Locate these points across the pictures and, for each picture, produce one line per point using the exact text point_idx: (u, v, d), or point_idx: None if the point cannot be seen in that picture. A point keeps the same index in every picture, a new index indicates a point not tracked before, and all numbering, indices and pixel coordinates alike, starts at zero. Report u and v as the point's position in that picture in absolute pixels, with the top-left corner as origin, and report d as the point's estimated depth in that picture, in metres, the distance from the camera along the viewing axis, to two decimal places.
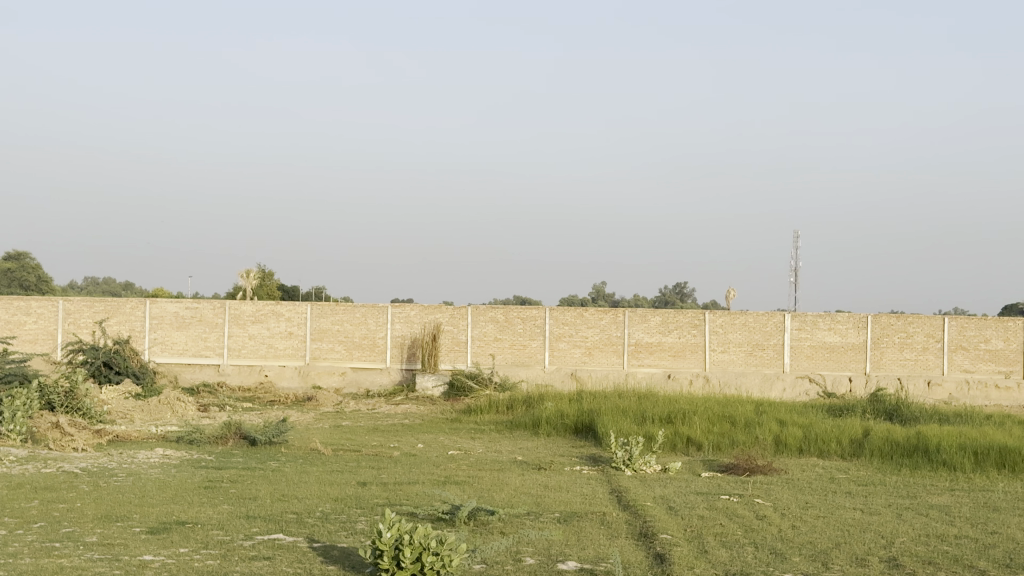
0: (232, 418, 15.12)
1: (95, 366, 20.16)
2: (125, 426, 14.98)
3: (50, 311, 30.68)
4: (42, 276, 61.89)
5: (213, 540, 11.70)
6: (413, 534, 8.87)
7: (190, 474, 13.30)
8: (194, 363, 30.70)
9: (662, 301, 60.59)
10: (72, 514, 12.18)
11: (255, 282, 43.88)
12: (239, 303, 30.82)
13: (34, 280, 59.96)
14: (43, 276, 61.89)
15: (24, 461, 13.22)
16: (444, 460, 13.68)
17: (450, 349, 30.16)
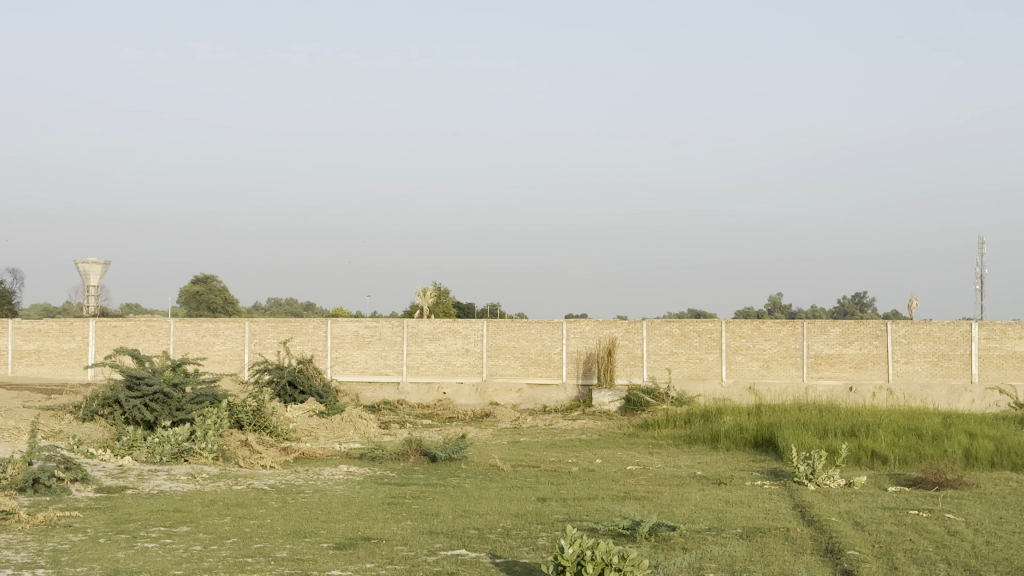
0: (412, 435, 15.39)
1: (280, 386, 20.74)
2: (311, 444, 15.36)
3: (237, 332, 32.13)
4: (229, 300, 64.20)
5: (398, 555, 11.90)
6: (595, 550, 8.92)
7: (374, 490, 13.59)
8: (374, 381, 31.44)
9: (841, 312, 59.55)
10: (263, 529, 12.52)
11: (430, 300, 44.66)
12: (416, 321, 31.46)
13: (222, 302, 62.30)
14: (230, 299, 64.20)
15: (216, 479, 13.69)
16: (622, 475, 13.68)
17: (625, 364, 30.17)
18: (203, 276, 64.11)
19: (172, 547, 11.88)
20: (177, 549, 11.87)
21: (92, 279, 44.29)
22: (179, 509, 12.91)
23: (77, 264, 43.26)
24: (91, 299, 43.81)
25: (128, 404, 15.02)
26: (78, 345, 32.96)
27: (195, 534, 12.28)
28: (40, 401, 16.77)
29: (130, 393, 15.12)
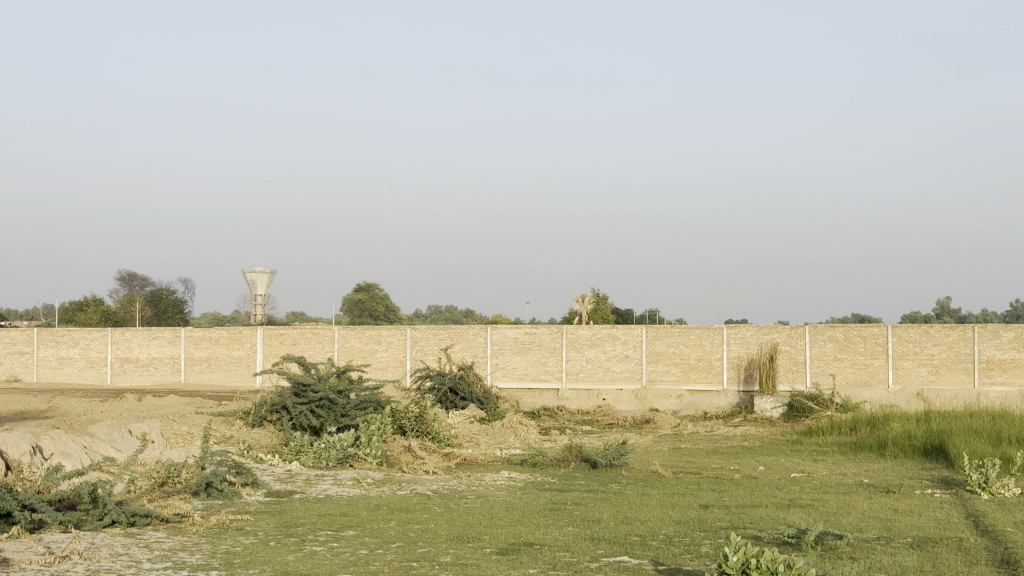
0: (573, 440, 15.44)
1: (442, 392, 21.04)
2: (472, 449, 15.51)
3: (399, 340, 33.22)
4: (392, 308, 65.38)
5: (561, 561, 11.88)
6: (761, 557, 8.77)
7: (535, 496, 13.65)
8: (533, 387, 32.07)
9: (1014, 315, 57.79)
10: (427, 534, 12.64)
11: (588, 306, 44.75)
12: (575, 327, 31.88)
13: (384, 309, 63.53)
14: (392, 307, 65.39)
15: (381, 484, 13.93)
16: (786, 482, 13.52)
17: (788, 370, 29.88)
18: (365, 284, 65.53)
19: (340, 551, 12.08)
20: (344, 552, 12.07)
21: (259, 287, 45.51)
22: (346, 513, 13.15)
23: (244, 273, 44.62)
24: (258, 308, 45.06)
25: (295, 410, 15.45)
26: (247, 352, 36.07)
27: (362, 538, 12.48)
28: (212, 406, 17.32)
29: (297, 399, 15.55)
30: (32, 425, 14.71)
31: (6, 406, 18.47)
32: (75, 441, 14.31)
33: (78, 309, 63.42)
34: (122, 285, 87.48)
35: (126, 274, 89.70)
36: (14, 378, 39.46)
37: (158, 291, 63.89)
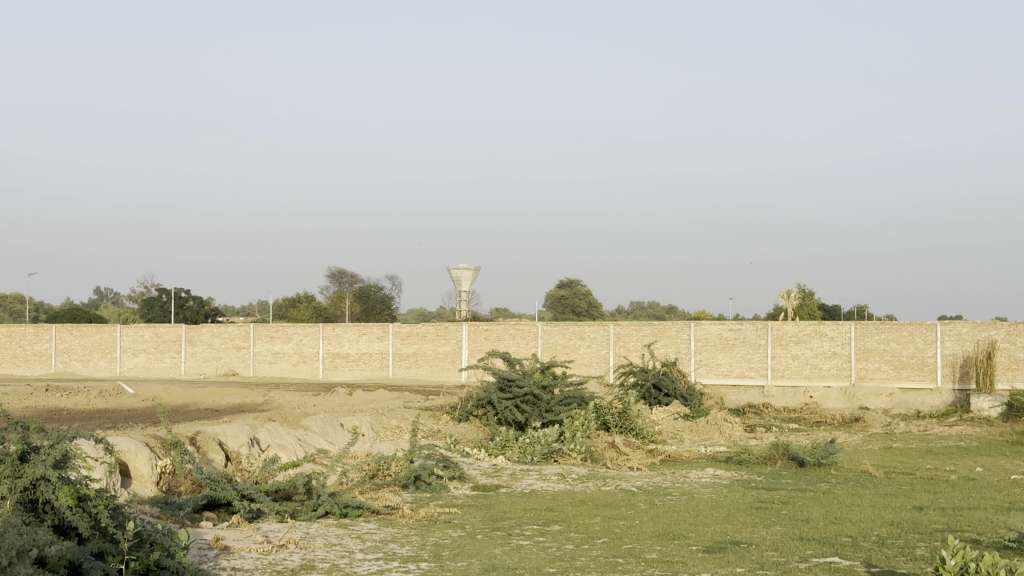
0: (779, 439, 15.24)
1: (645, 388, 21.03)
2: (676, 446, 15.44)
3: (602, 336, 34.63)
4: (595, 304, 65.76)
5: (769, 561, 11.47)
6: (980, 561, 8.40)
7: (741, 494, 13.50)
8: (738, 384, 32.24)
9: None
10: (633, 530, 12.53)
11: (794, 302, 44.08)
12: (781, 323, 31.94)
13: (587, 306, 64.00)
14: (595, 303, 65.77)
15: (586, 479, 13.99)
16: (1006, 484, 13.10)
17: (1007, 367, 28.87)
18: (568, 280, 66.32)
19: (546, 545, 12.06)
20: (551, 547, 12.03)
21: (464, 284, 46.29)
22: (552, 508, 13.20)
23: (448, 269, 45.44)
24: (462, 304, 45.77)
25: (501, 405, 15.68)
26: (453, 346, 37.33)
27: (568, 533, 12.47)
28: (420, 401, 17.64)
29: (502, 394, 15.78)
30: (250, 417, 15.27)
31: (228, 399, 19.19)
32: (290, 434, 14.80)
33: (291, 305, 65.78)
34: (332, 281, 90.37)
35: (335, 272, 92.44)
36: (231, 372, 40.98)
37: (367, 287, 65.76)
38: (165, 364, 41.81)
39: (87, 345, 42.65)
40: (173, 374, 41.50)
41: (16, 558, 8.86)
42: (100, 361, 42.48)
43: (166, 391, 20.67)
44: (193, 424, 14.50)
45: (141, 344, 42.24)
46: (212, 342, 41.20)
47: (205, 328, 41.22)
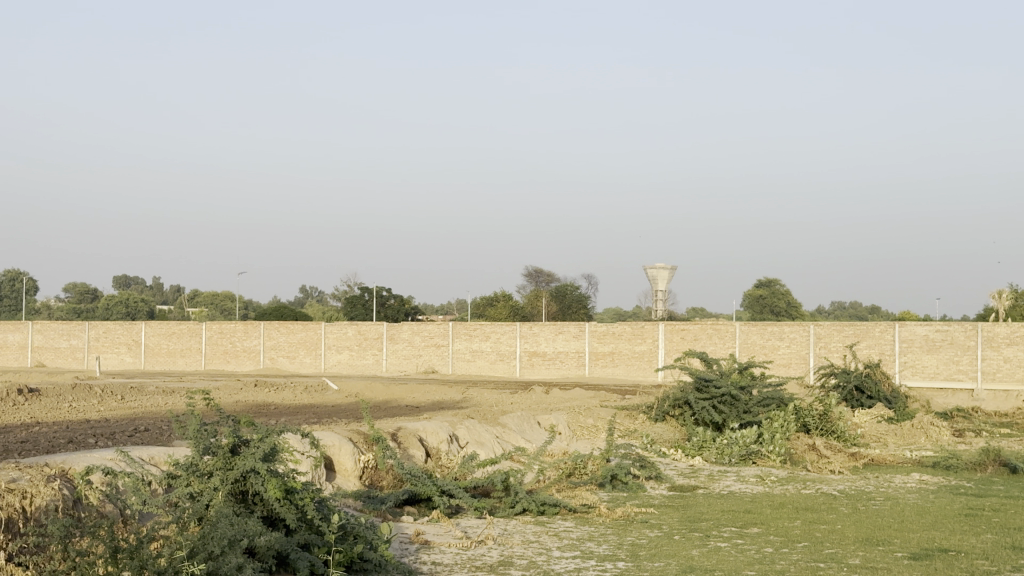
0: (990, 444, 14.73)
1: (848, 390, 20.62)
2: (880, 450, 15.07)
3: (801, 336, 34.81)
4: (794, 303, 64.69)
5: (979, 570, 11.05)
6: None
7: (950, 500, 13.07)
8: (945, 386, 32.08)
9: None
10: (834, 535, 12.23)
11: (1003, 303, 42.56)
12: (993, 326, 31.57)
13: (786, 305, 62.99)
14: (794, 303, 64.71)
15: (785, 482, 13.75)
16: None
17: None
18: (767, 280, 65.45)
19: (744, 548, 11.87)
20: (750, 550, 11.83)
21: (661, 283, 46.07)
22: (750, 510, 13.01)
23: (643, 268, 45.40)
24: (659, 303, 45.61)
25: (698, 405, 15.61)
26: (649, 346, 37.70)
27: (767, 536, 12.25)
28: (616, 400, 17.64)
29: (699, 394, 15.70)
30: (448, 414, 15.50)
31: (429, 396, 19.58)
32: (488, 431, 14.98)
33: (489, 304, 66.69)
34: (529, 281, 91.25)
35: (532, 271, 93.42)
36: (431, 369, 41.73)
37: (564, 287, 66.21)
38: (367, 361, 42.74)
39: (294, 342, 43.81)
40: (375, 371, 42.41)
41: (228, 547, 9.18)
42: (306, 358, 43.60)
43: (369, 388, 21.23)
44: (394, 420, 14.81)
45: (344, 341, 43.24)
46: (413, 340, 42.02)
47: (406, 326, 42.06)
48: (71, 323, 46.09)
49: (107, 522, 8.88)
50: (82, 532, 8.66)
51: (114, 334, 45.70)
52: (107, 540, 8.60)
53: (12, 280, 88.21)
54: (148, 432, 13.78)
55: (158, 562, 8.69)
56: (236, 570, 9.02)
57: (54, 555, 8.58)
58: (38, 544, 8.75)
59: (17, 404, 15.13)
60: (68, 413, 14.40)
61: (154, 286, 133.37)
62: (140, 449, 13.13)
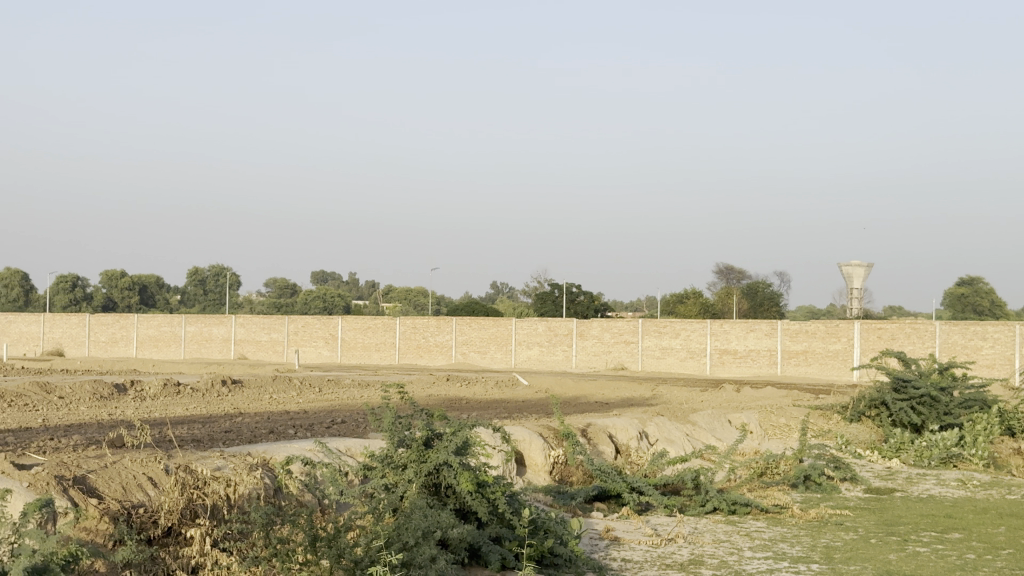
0: None
1: None
2: None
3: (1005, 336, 34.54)
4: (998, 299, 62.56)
5: None
6: None
7: None
8: None
9: None
10: None
11: None
12: None
13: (990, 304, 60.90)
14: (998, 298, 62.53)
15: (988, 487, 13.30)
16: None
17: None
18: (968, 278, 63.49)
19: (946, 554, 11.50)
20: (950, 556, 11.47)
21: (856, 281, 45.09)
22: (951, 515, 12.61)
23: (839, 266, 44.69)
24: (855, 302, 44.71)
25: (896, 406, 15.23)
26: (844, 345, 37.23)
27: (969, 542, 11.85)
28: (810, 399, 17.32)
29: (897, 396, 15.30)
30: (638, 411, 15.47)
31: (621, 392, 19.59)
32: (679, 429, 14.90)
33: (679, 300, 66.44)
34: (720, 278, 90.60)
35: (722, 270, 91.88)
36: (621, 366, 41.73)
37: (755, 284, 65.54)
38: (557, 357, 42.93)
39: (485, 337, 44.30)
40: (565, 367, 42.58)
41: (421, 539, 9.33)
42: (497, 353, 44.00)
43: (560, 383, 21.35)
44: (583, 416, 14.86)
45: (535, 336, 43.55)
46: (603, 336, 42.14)
47: (596, 322, 42.20)
48: (273, 316, 47.45)
49: (307, 511, 9.12)
50: (283, 520, 8.91)
51: (312, 328, 46.88)
52: (306, 528, 8.83)
53: (217, 275, 91.69)
54: (345, 424, 14.12)
55: (356, 550, 8.90)
56: (430, 561, 9.15)
57: (257, 541, 8.86)
58: (243, 530, 9.05)
59: (221, 395, 15.67)
60: (269, 404, 14.87)
61: (349, 281, 136.60)
62: (337, 440, 13.47)
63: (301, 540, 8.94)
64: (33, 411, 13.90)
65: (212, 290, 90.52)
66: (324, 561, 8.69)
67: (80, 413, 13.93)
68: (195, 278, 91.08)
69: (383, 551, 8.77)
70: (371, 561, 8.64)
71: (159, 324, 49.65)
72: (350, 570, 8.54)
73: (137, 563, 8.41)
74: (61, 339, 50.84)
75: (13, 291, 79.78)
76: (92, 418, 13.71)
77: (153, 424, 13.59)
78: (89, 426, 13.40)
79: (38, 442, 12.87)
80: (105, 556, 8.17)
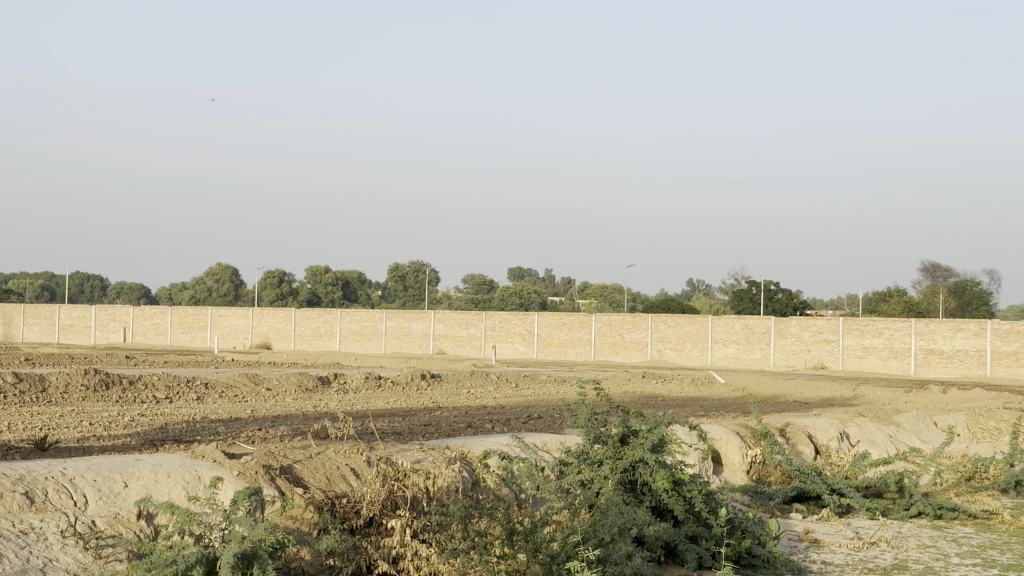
0: None
1: None
2: None
3: None
4: None
5: None
6: None
7: None
8: None
9: None
10: None
11: None
12: None
13: None
14: None
15: None
16: None
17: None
18: None
19: None
20: None
21: None
22: None
23: None
24: None
25: None
26: None
27: None
28: (1022, 402, 16.70)
29: None
30: (839, 411, 15.15)
31: (821, 392, 19.23)
32: (881, 431, 14.53)
33: (881, 299, 64.79)
34: (924, 275, 87.81)
35: (927, 267, 89.54)
36: (820, 365, 40.93)
37: (963, 283, 63.47)
38: (754, 355, 42.36)
39: (682, 334, 43.99)
40: (762, 365, 41.99)
41: (617, 536, 9.33)
42: (693, 350, 43.67)
43: (758, 382, 21.08)
44: (783, 416, 14.63)
45: (731, 335, 43.00)
46: (802, 334, 41.39)
47: (794, 320, 41.48)
48: (470, 312, 48.11)
49: (505, 505, 9.22)
50: (480, 514, 9.04)
51: (508, 324, 47.35)
52: (503, 522, 8.93)
53: (417, 272, 93.52)
54: (541, 419, 14.22)
55: (553, 545, 8.94)
56: (626, 558, 9.14)
57: (455, 535, 8.99)
58: (441, 522, 9.20)
59: (421, 388, 16.00)
60: (467, 398, 15.10)
61: (546, 278, 137.18)
62: (534, 435, 13.59)
63: (498, 533, 9.04)
64: (242, 402, 14.43)
65: (411, 286, 92.21)
66: (519, 555, 8.75)
67: (286, 404, 14.39)
68: (396, 274, 93.05)
69: (579, 547, 8.79)
70: (566, 556, 8.68)
71: (361, 319, 50.77)
72: (548, 565, 8.60)
73: (341, 552, 8.62)
74: (268, 332, 52.44)
75: (224, 286, 82.86)
76: (297, 409, 14.15)
77: (355, 416, 13.95)
78: (295, 418, 13.81)
79: (248, 431, 13.33)
80: (310, 544, 8.41)
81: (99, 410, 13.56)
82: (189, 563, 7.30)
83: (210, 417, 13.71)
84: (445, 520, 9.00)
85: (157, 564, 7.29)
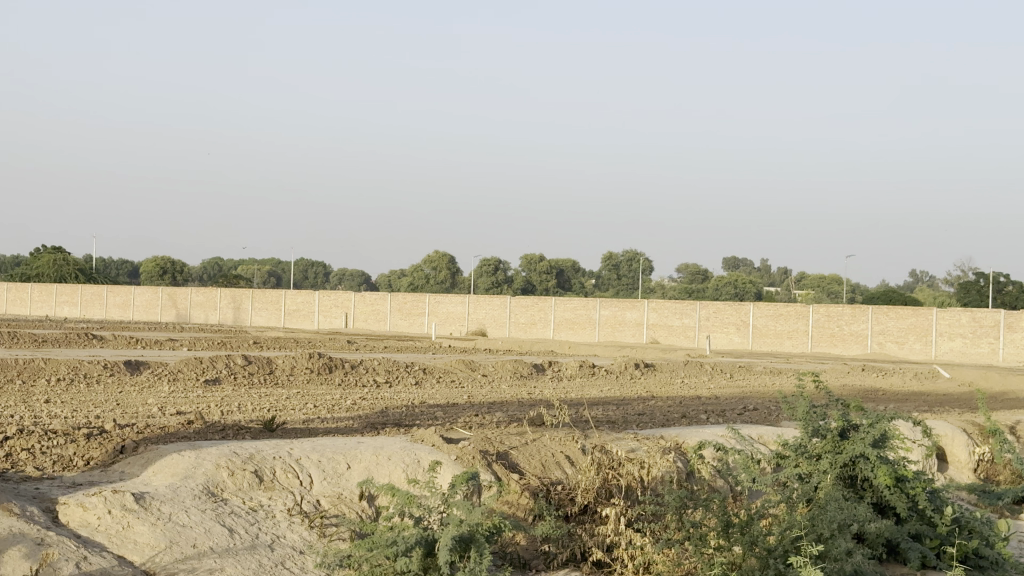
0: None
1: None
2: None
3: None
4: None
5: None
6: None
7: None
8: None
9: None
10: None
11: None
12: None
13: None
14: None
15: None
16: None
17: None
18: None
19: None
20: None
21: None
22: None
23: None
24: None
25: None
26: None
27: None
28: None
29: None
30: None
31: None
32: None
33: None
34: None
35: None
36: None
37: None
38: (982, 350, 41.47)
39: (904, 327, 42.95)
40: (991, 361, 41.19)
41: (836, 531, 9.07)
42: (916, 344, 42.64)
43: (986, 377, 20.39)
44: (1012, 413, 14.10)
45: (957, 328, 41.98)
46: None
47: None
48: (686, 301, 47.47)
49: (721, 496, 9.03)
50: (696, 504, 8.76)
51: (724, 314, 46.42)
52: (719, 513, 8.70)
53: (632, 260, 93.30)
54: (757, 411, 14.03)
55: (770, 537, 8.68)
56: (846, 554, 8.86)
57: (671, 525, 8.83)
58: (656, 512, 9.07)
59: (634, 377, 16.01)
60: (681, 388, 15.02)
61: (759, 268, 134.96)
62: (750, 427, 13.40)
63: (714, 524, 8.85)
64: (458, 387, 14.66)
65: (624, 275, 91.71)
66: (736, 548, 8.50)
67: (502, 391, 14.57)
68: (610, 263, 93.13)
69: (798, 539, 8.50)
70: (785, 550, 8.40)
71: (576, 308, 50.57)
72: (765, 558, 8.27)
73: (556, 539, 8.62)
74: (485, 320, 52.56)
75: (441, 273, 84.36)
76: (513, 397, 14.29)
77: (571, 404, 14.01)
78: (510, 404, 13.95)
79: (465, 417, 13.52)
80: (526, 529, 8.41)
81: (323, 393, 13.96)
82: (410, 544, 7.33)
83: (428, 401, 13.97)
84: (660, 510, 8.87)
85: (379, 544, 7.37)
